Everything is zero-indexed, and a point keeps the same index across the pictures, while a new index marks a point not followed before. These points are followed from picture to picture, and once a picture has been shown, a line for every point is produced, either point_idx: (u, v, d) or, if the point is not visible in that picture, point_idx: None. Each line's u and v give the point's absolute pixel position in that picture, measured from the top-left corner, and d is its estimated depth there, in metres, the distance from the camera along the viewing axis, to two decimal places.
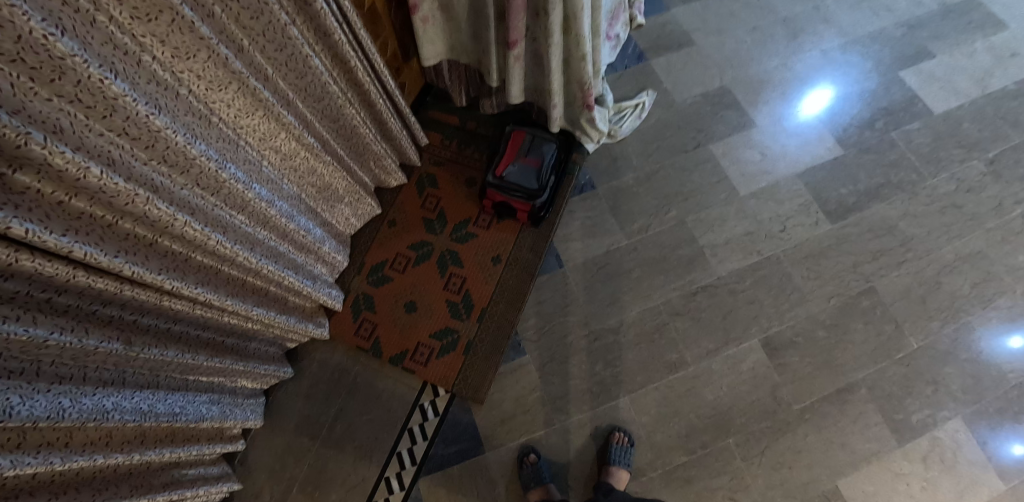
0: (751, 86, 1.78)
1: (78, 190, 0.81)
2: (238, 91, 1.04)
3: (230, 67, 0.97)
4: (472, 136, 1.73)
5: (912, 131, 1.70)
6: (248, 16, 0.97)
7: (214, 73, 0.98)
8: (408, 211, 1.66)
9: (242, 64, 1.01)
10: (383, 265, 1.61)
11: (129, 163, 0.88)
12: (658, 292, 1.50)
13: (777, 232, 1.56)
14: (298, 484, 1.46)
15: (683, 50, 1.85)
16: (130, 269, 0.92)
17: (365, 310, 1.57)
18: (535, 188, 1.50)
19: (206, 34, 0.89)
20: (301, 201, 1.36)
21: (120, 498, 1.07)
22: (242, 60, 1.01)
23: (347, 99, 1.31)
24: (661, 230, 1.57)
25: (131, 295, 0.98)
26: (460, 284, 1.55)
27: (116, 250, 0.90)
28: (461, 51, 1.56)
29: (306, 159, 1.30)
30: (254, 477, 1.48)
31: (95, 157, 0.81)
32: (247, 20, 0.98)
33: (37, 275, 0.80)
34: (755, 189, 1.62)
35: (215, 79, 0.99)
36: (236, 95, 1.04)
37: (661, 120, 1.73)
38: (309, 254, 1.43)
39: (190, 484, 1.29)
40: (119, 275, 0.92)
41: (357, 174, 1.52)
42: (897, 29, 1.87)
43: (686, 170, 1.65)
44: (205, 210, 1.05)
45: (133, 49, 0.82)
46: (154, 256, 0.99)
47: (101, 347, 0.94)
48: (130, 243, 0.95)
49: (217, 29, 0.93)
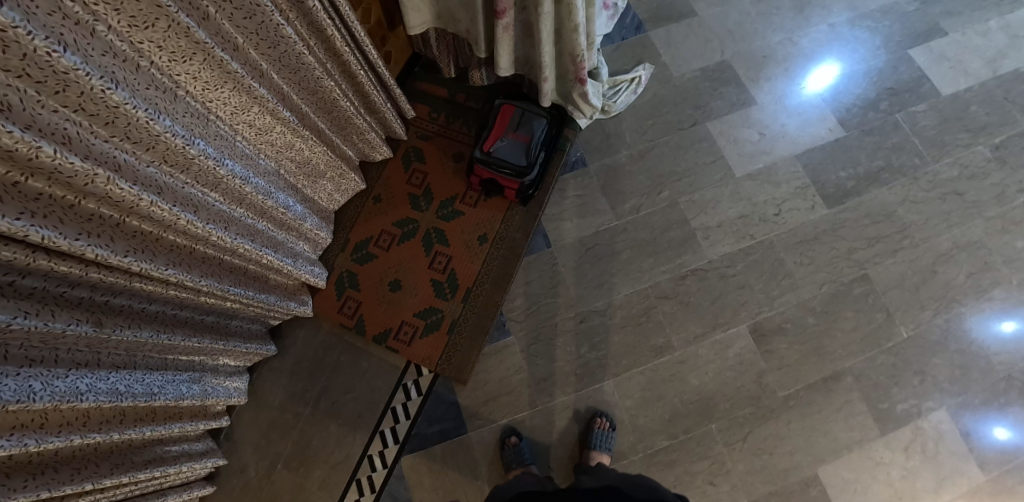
0: (753, 62, 1.71)
1: (33, 170, 0.77)
2: (204, 63, 0.98)
3: (193, 37, 0.92)
4: (461, 109, 1.66)
5: (918, 113, 1.64)
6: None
7: (176, 43, 0.92)
8: (394, 187, 1.61)
9: (205, 33, 0.95)
10: (367, 242, 1.57)
11: (87, 141, 0.84)
12: (647, 275, 1.47)
13: (772, 216, 1.51)
14: (283, 459, 1.46)
15: (683, 20, 1.76)
16: (94, 253, 0.88)
17: (348, 287, 1.54)
18: (523, 165, 1.45)
19: (164, 1, 0.83)
20: (279, 177, 1.32)
21: (100, 476, 1.07)
22: (207, 28, 0.96)
23: (325, 70, 1.25)
24: (652, 211, 1.52)
25: (99, 278, 0.94)
26: (445, 263, 1.51)
27: (77, 233, 0.85)
28: (448, 19, 1.48)
29: (283, 133, 1.25)
30: (238, 452, 1.49)
31: (49, 135, 0.77)
32: None
33: None
34: (752, 170, 1.56)
35: (178, 50, 0.93)
36: (202, 67, 0.99)
37: (657, 95, 1.66)
38: (289, 232, 1.39)
39: (173, 461, 1.29)
40: (83, 258, 0.89)
41: (339, 149, 1.47)
42: (909, 3, 1.78)
43: (681, 149, 1.59)
44: (173, 188, 1.02)
45: (85, 17, 0.76)
46: (121, 237, 0.95)
47: (68, 330, 0.91)
48: (94, 224, 0.90)
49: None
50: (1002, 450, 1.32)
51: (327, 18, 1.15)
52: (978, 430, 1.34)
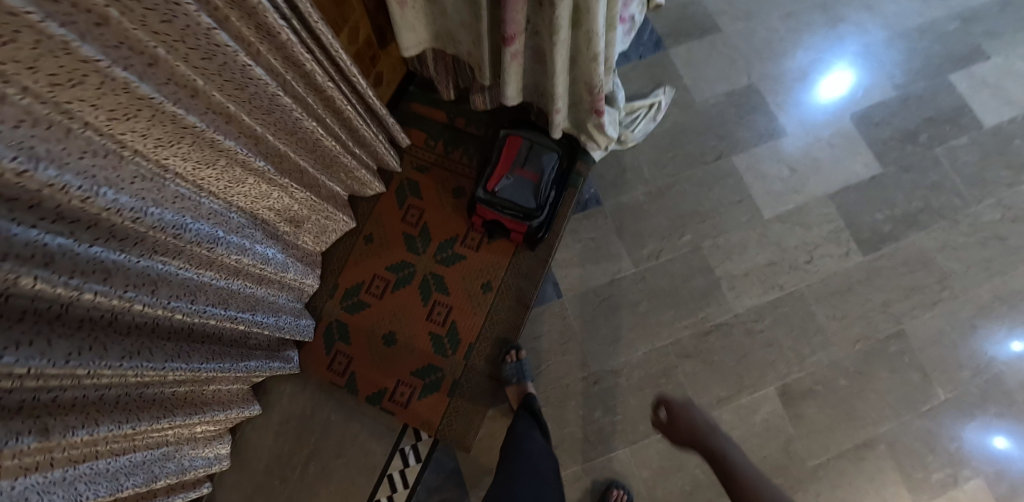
0: (783, 86, 1.55)
1: None
2: (153, 118, 0.81)
3: (135, 92, 0.74)
4: (461, 137, 1.49)
5: (958, 147, 1.51)
6: (155, 18, 0.72)
7: (114, 100, 0.74)
8: (387, 226, 1.44)
9: (150, 84, 0.77)
10: (359, 288, 1.41)
11: (9, 232, 0.65)
12: (667, 330, 1.33)
13: (804, 264, 1.38)
14: None
15: (707, 37, 1.59)
16: (25, 367, 0.70)
17: (338, 340, 1.39)
18: (532, 207, 1.29)
19: (90, 55, 0.65)
20: (255, 228, 1.15)
21: None
22: (156, 73, 0.78)
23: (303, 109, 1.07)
24: (673, 257, 1.36)
25: (37, 385, 0.77)
26: (445, 314, 1.36)
27: (5, 346, 0.67)
28: (447, 40, 1.29)
29: (257, 183, 1.09)
30: None
31: None
32: (157, 25, 0.73)
33: None
34: (782, 211, 1.42)
35: (118, 108, 0.75)
36: (151, 122, 0.81)
37: (678, 123, 1.48)
38: (266, 286, 1.23)
39: None
40: (13, 374, 0.70)
41: (324, 188, 1.30)
42: (949, 22, 1.63)
43: (705, 186, 1.42)
44: (126, 267, 0.85)
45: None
46: (59, 333, 0.77)
47: (6, 448, 0.71)
48: (27, 322, 0.72)
49: (105, 45, 0.68)
50: None
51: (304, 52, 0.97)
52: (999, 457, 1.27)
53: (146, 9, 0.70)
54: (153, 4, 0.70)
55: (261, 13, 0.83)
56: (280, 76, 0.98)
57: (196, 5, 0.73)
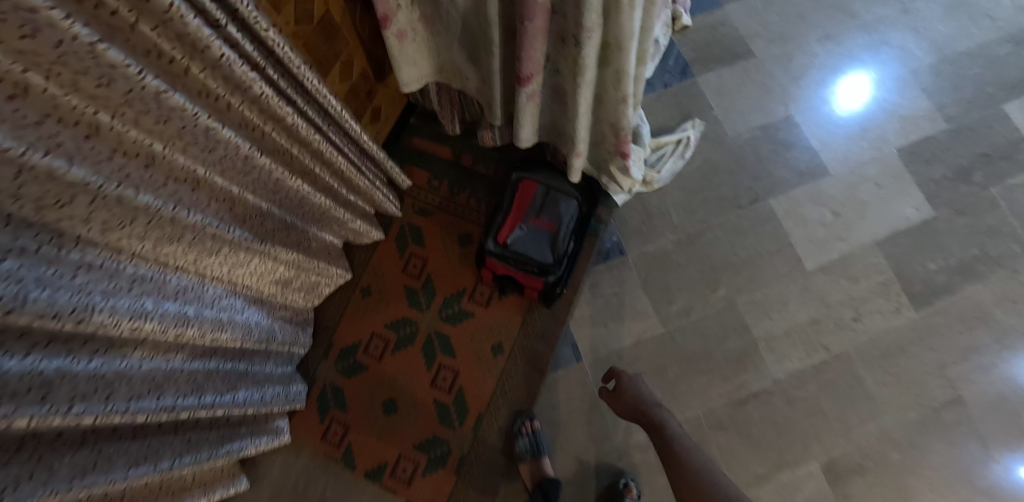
0: (822, 118, 1.41)
1: None
2: (93, 203, 0.64)
3: (65, 179, 0.58)
4: (468, 177, 1.34)
5: (1017, 186, 1.36)
6: (91, 82, 0.56)
7: (41, 188, 0.57)
8: (387, 277, 1.30)
9: (86, 162, 0.61)
10: (355, 348, 1.27)
11: None
12: (700, 398, 1.19)
13: (850, 321, 1.25)
14: None
15: (738, 63, 1.44)
16: None
17: (333, 406, 1.25)
18: (549, 263, 1.13)
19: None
20: (234, 297, 1.00)
21: None
22: (96, 147, 0.62)
23: (285, 165, 0.92)
24: (705, 316, 1.22)
25: None
26: (451, 379, 1.21)
27: None
28: (452, 74, 1.14)
29: (237, 253, 0.92)
30: None
31: None
32: (91, 88, 0.56)
33: None
34: (826, 261, 1.27)
35: (48, 195, 0.58)
36: (93, 207, 0.64)
37: (709, 161, 1.33)
38: (246, 358, 1.08)
39: None
40: None
41: (315, 242, 1.15)
42: (1002, 45, 1.48)
43: (740, 233, 1.27)
44: (75, 374, 0.66)
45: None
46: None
47: None
48: None
49: (22, 124, 0.52)
50: None
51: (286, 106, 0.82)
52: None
53: (76, 73, 0.54)
54: (83, 66, 0.54)
55: (228, 67, 0.67)
56: (256, 134, 0.83)
57: (142, 68, 0.58)
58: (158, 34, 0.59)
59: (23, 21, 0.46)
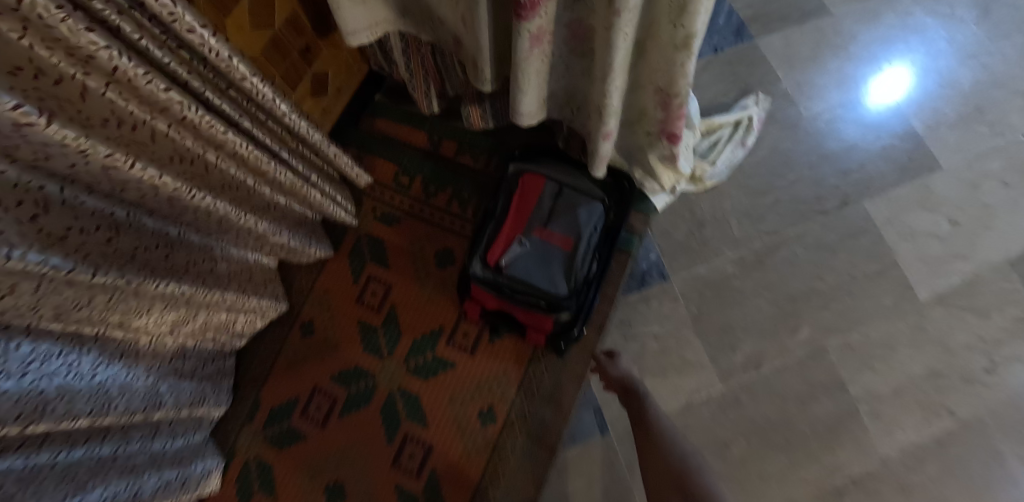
0: (925, 94, 1.05)
1: None
2: None
3: None
4: (450, 171, 0.99)
5: None
6: None
7: None
8: (336, 309, 0.95)
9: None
10: (292, 407, 0.92)
11: None
12: (777, 490, 0.81)
13: (981, 374, 0.89)
14: None
15: (810, 21, 1.09)
16: None
17: (257, 491, 0.88)
18: (563, 295, 0.78)
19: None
20: (79, 353, 0.64)
21: None
22: None
23: (135, 150, 0.56)
24: (782, 367, 0.86)
25: None
26: (422, 457, 0.85)
27: None
28: (421, 19, 0.78)
29: (59, 291, 0.56)
30: None
31: None
32: None
33: None
34: (944, 288, 0.92)
35: None
36: None
37: (779, 150, 0.98)
38: (116, 436, 0.72)
39: None
40: None
41: (222, 264, 0.80)
42: None
43: (825, 250, 0.92)
44: None
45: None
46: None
47: None
48: None
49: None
50: None
51: (98, 38, 0.44)
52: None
53: None
54: None
55: None
56: (52, 90, 0.47)
57: None
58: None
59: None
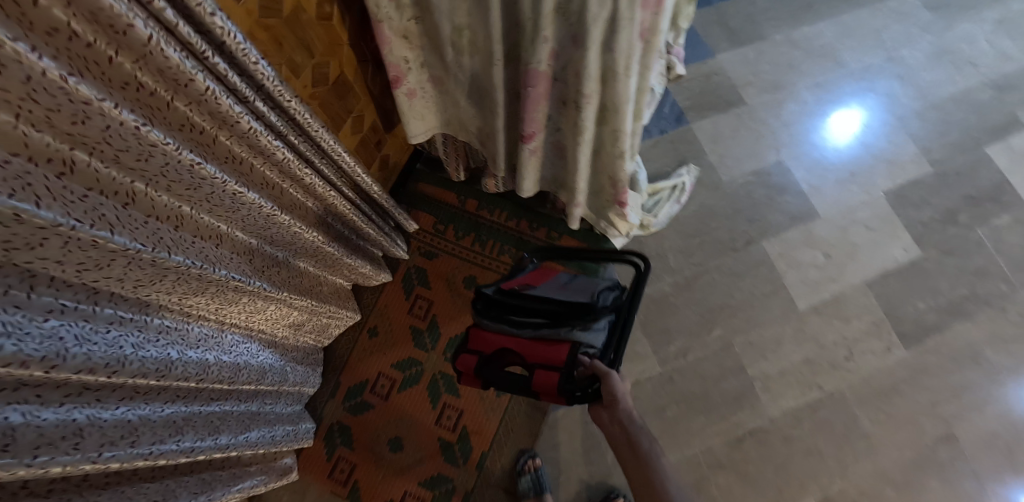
0: (813, 162, 1.46)
1: None
2: (129, 266, 0.69)
3: (106, 247, 0.63)
4: (472, 222, 1.40)
5: (1001, 228, 1.42)
6: (131, 157, 0.63)
7: (83, 256, 0.62)
8: (393, 317, 1.35)
9: (129, 231, 0.65)
10: (363, 387, 1.31)
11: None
12: (697, 438, 1.23)
13: (843, 361, 1.29)
14: None
15: (731, 109, 1.52)
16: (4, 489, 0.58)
17: (340, 444, 1.28)
18: (585, 310, 0.88)
19: (49, 221, 0.54)
20: (250, 342, 1.06)
21: None
22: (135, 212, 0.67)
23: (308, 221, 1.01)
24: (702, 356, 1.28)
25: None
26: (456, 419, 1.26)
27: None
28: (459, 127, 1.23)
29: (256, 302, 0.97)
30: None
31: None
32: (131, 162, 0.64)
33: None
34: (820, 302, 1.33)
35: (89, 261, 0.63)
36: (128, 269, 0.69)
37: (705, 205, 1.41)
38: (259, 398, 1.13)
39: None
40: None
41: (327, 287, 1.21)
42: (983, 91, 1.59)
43: (735, 275, 1.34)
44: (101, 428, 0.73)
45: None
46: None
47: None
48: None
49: (67, 202, 0.57)
50: None
51: (304, 165, 0.89)
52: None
53: (120, 150, 0.62)
54: (127, 145, 0.61)
55: (254, 136, 0.75)
56: (274, 193, 0.89)
57: (177, 143, 0.65)
58: (190, 108, 0.67)
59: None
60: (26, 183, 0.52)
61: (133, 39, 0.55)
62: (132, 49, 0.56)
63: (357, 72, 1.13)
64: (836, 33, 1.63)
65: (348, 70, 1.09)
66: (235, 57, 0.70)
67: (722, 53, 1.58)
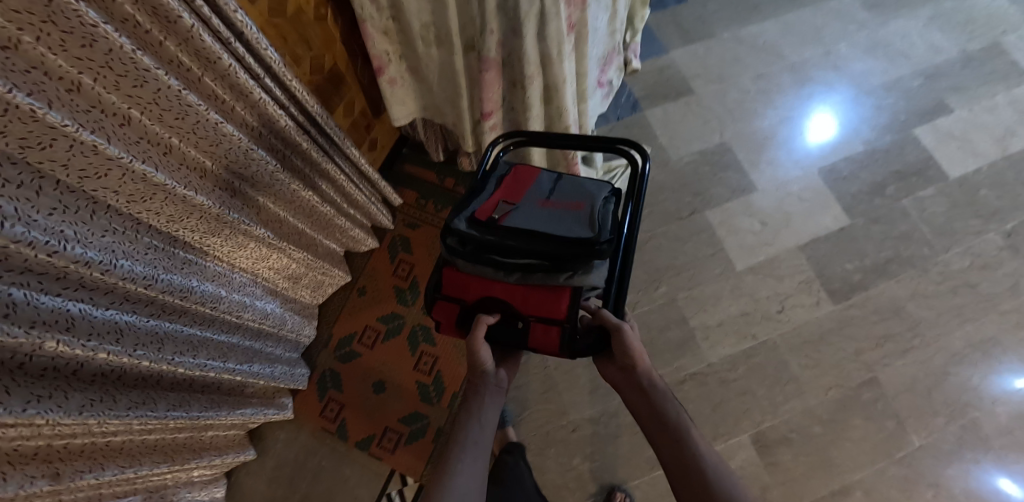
0: (754, 143, 1.64)
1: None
2: (166, 200, 0.95)
3: (152, 180, 0.90)
4: (449, 197, 1.61)
5: (926, 199, 1.57)
6: (171, 117, 0.90)
7: (134, 187, 0.89)
8: (379, 278, 1.56)
9: (164, 170, 0.93)
10: (352, 338, 1.51)
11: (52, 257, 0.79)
12: None
13: (775, 314, 1.45)
14: None
15: (681, 98, 1.70)
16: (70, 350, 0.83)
17: (331, 388, 1.48)
18: (583, 246, 0.86)
19: (115, 153, 0.82)
20: (256, 286, 1.27)
21: None
22: (170, 160, 0.94)
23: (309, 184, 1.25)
24: (649, 309, 1.46)
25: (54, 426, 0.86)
26: (432, 364, 1.46)
27: (35, 323, 0.78)
28: (434, 112, 1.43)
29: (259, 247, 1.22)
30: None
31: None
32: (172, 120, 0.90)
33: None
34: (754, 263, 1.50)
35: (137, 193, 0.91)
36: (164, 203, 0.96)
37: (654, 181, 1.60)
38: (263, 337, 1.33)
39: None
40: (47, 398, 0.84)
41: (322, 248, 1.43)
42: (915, 79, 1.73)
43: (679, 240, 1.52)
44: (138, 326, 0.97)
45: (8, 171, 0.71)
46: (20, 381, 0.81)
47: (41, 417, 0.82)
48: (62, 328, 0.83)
49: (126, 143, 0.86)
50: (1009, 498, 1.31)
51: (300, 133, 1.14)
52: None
53: (163, 110, 0.88)
54: (169, 106, 0.88)
55: (262, 105, 1.01)
56: (277, 155, 1.14)
57: (205, 105, 0.91)
58: (214, 82, 0.93)
59: (84, 34, 0.71)
60: (100, 125, 0.81)
61: (180, 27, 0.81)
62: (176, 34, 0.83)
63: (348, 63, 1.33)
64: (779, 30, 1.81)
65: (339, 61, 1.29)
66: (252, 46, 0.97)
67: (675, 50, 1.78)
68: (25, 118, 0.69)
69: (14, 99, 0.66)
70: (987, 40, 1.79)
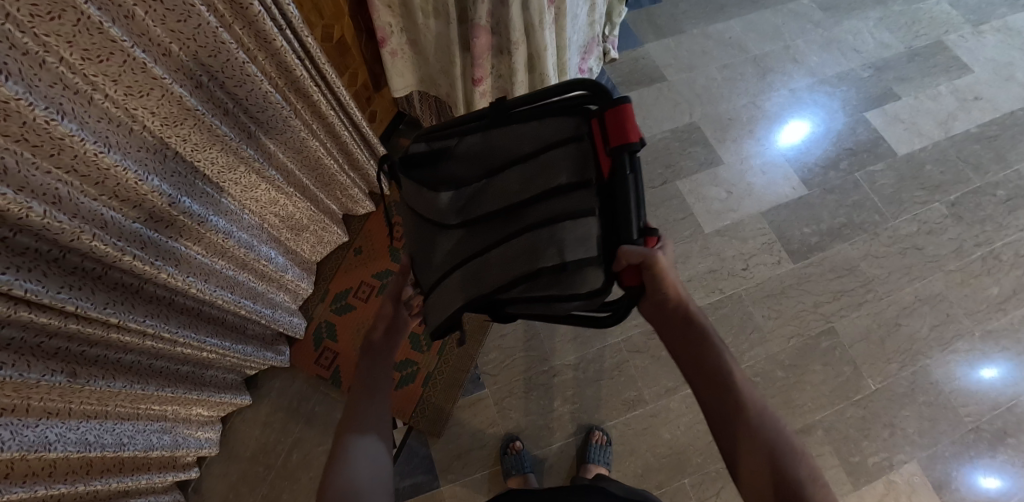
0: (720, 124, 1.81)
1: (30, 187, 0.82)
2: (194, 127, 1.06)
3: (185, 105, 1.01)
4: None
5: (877, 172, 1.72)
6: (206, 54, 1.01)
7: (169, 110, 1.00)
8: (374, 239, 1.74)
9: (196, 100, 1.04)
10: (348, 293, 1.68)
11: (90, 158, 0.90)
12: (619, 328, 1.53)
13: (740, 271, 1.58)
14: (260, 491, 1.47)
15: (654, 84, 1.88)
16: (102, 246, 0.93)
17: (326, 338, 1.62)
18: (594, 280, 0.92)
19: (158, 74, 0.93)
20: (260, 231, 1.39)
21: (68, 436, 1.06)
22: (200, 93, 1.06)
23: (319, 139, 1.37)
24: None
25: (75, 317, 0.95)
26: None
27: (71, 215, 0.89)
28: (429, 84, 1.59)
29: (266, 191, 1.33)
30: (213, 477, 1.49)
31: (44, 145, 0.83)
32: (205, 57, 1.01)
33: (43, 232, 0.86)
34: (720, 226, 1.64)
35: (170, 116, 1.02)
36: (192, 130, 1.07)
37: None
38: (265, 282, 1.44)
39: (156, 468, 1.34)
40: (78, 291, 0.93)
41: (321, 203, 1.54)
42: (864, 70, 1.91)
43: (651, 206, 1.67)
44: (158, 242, 1.08)
45: (66, 77, 0.83)
46: (57, 272, 0.90)
47: (69, 304, 0.91)
48: (95, 225, 0.94)
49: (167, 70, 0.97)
50: (981, 483, 1.35)
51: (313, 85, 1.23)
52: (993, 498, 1.34)
53: (199, 47, 0.99)
54: (205, 43, 0.98)
55: (282, 53, 1.11)
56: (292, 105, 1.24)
57: (235, 44, 1.01)
58: (244, 29, 1.04)
59: None
60: (147, 50, 0.93)
61: None
62: None
63: (354, 34, 1.47)
64: (742, 28, 2.00)
65: (346, 33, 1.44)
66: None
67: (649, 43, 1.96)
68: (92, 29, 0.81)
69: (85, 9, 0.77)
70: (931, 38, 1.96)
